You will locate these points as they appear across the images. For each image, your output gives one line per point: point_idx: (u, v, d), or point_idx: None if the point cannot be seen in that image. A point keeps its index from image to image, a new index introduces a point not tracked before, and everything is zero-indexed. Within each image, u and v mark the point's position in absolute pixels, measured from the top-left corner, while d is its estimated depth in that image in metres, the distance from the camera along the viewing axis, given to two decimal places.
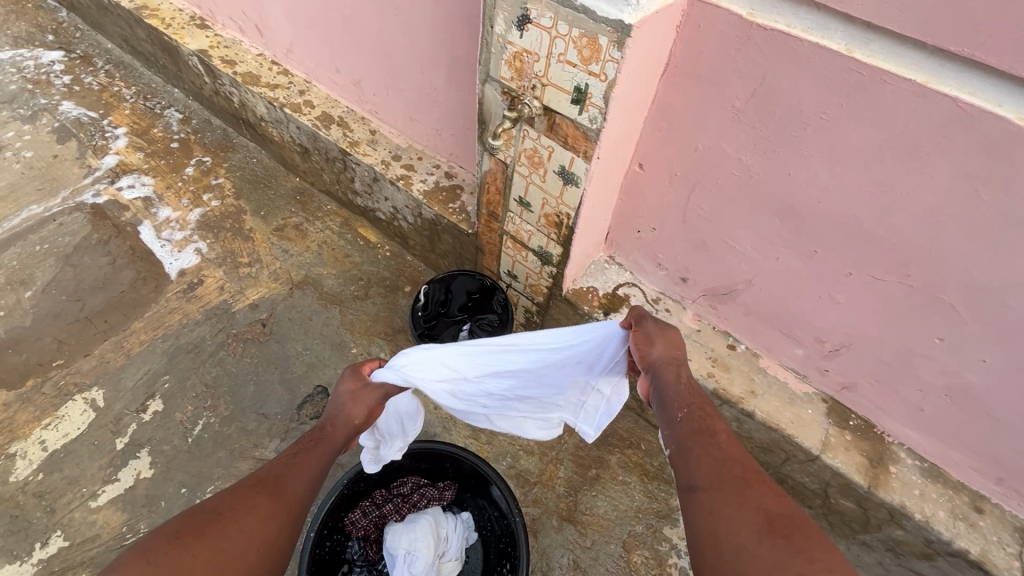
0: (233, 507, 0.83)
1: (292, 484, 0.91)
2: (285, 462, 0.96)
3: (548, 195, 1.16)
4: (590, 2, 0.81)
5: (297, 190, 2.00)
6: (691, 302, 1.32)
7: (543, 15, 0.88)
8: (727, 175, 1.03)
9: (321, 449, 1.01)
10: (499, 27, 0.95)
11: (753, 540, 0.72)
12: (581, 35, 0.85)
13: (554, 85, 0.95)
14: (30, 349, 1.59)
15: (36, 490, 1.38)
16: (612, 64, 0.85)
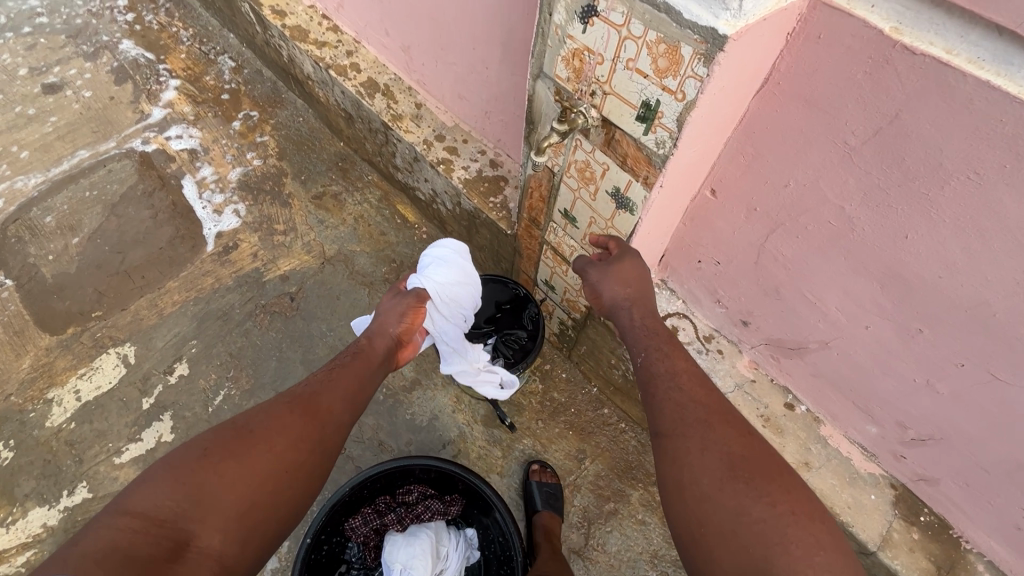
0: (263, 430, 0.94)
1: (322, 410, 1.01)
2: (320, 386, 1.05)
3: (597, 215, 1.00)
4: (676, 0, 0.62)
5: (340, 156, 1.91)
6: (749, 347, 1.14)
7: (614, 10, 0.69)
8: (821, 222, 0.83)
9: (355, 373, 1.10)
10: (558, 16, 0.77)
11: (716, 488, 0.80)
12: (659, 41, 0.67)
13: (617, 96, 0.77)
14: (73, 297, 1.63)
15: (68, 438, 1.43)
16: (694, 81, 0.67)
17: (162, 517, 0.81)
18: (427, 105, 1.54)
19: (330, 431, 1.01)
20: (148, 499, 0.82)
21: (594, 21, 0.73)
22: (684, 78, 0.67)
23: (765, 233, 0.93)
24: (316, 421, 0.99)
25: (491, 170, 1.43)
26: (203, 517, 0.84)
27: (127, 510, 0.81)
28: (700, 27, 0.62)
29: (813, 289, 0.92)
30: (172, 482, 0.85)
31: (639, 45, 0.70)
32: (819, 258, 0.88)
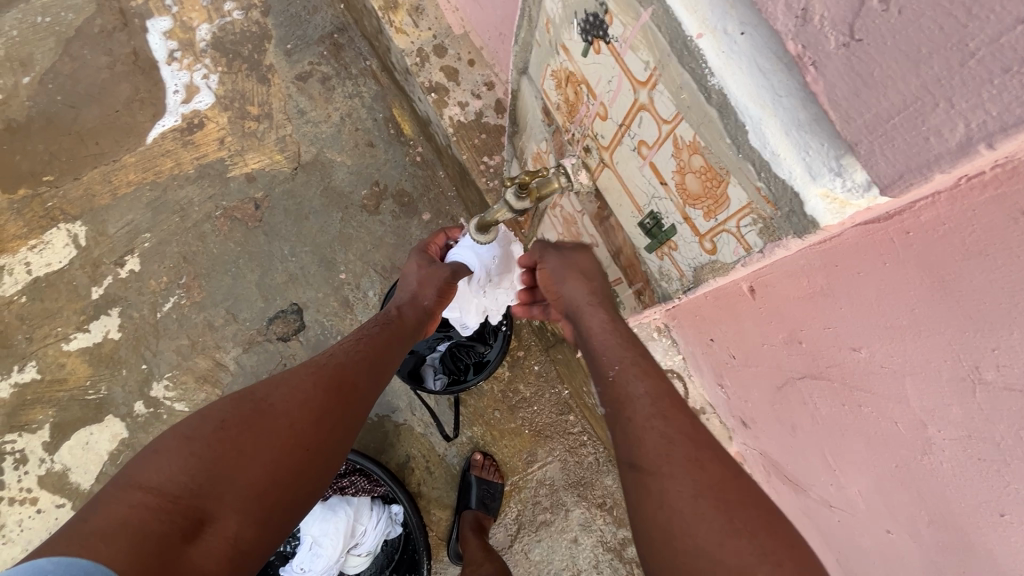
0: (284, 401, 0.69)
1: (349, 379, 0.75)
2: (346, 352, 0.79)
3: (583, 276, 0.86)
4: (740, 105, 0.41)
5: (337, 26, 1.51)
6: (741, 440, 0.92)
7: (638, 54, 0.47)
8: (885, 417, 0.55)
9: (385, 341, 0.84)
10: (565, 29, 0.56)
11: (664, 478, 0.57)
12: (695, 150, 0.48)
13: (616, 174, 0.61)
14: (24, 151, 1.44)
15: (19, 312, 1.38)
16: (729, 236, 0.50)
17: (176, 493, 0.59)
18: None
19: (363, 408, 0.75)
20: (159, 471, 0.60)
21: (601, 46, 0.52)
22: (720, 227, 0.50)
23: (801, 370, 0.65)
24: (347, 395, 0.73)
25: (495, 117, 1.09)
26: (221, 498, 0.61)
27: (137, 483, 0.59)
28: (769, 174, 0.42)
29: (838, 457, 0.67)
30: (181, 453, 0.61)
31: (664, 131, 0.50)
32: (860, 439, 0.61)
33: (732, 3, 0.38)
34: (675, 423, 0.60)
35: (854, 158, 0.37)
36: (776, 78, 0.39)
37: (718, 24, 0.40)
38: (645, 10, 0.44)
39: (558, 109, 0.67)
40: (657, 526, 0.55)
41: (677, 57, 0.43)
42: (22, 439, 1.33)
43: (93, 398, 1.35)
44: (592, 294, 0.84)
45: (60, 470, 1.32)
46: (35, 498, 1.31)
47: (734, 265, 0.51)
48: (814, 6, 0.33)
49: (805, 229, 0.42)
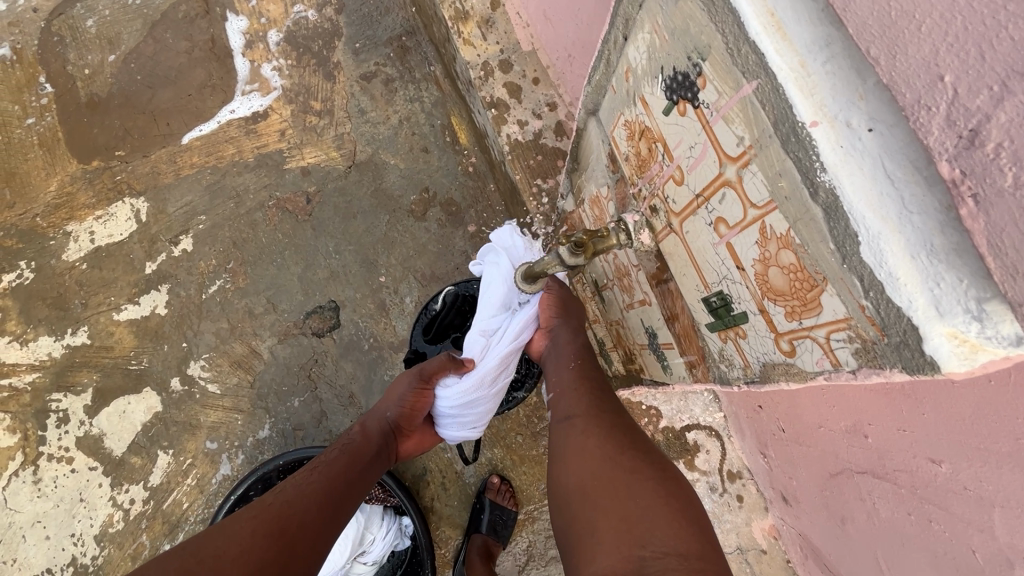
0: (213, 556, 0.62)
1: (292, 522, 0.68)
2: (297, 486, 0.74)
3: (628, 326, 0.81)
4: (852, 209, 0.34)
5: (407, 29, 1.52)
6: (777, 514, 0.85)
7: (732, 126, 0.43)
8: (960, 540, 0.48)
9: (340, 472, 0.79)
10: (648, 83, 0.53)
11: (591, 446, 0.65)
12: (786, 244, 0.41)
13: (686, 243, 0.56)
14: (102, 125, 1.51)
15: (79, 278, 1.45)
16: (811, 342, 0.43)
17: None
18: (505, 6, 1.10)
19: (311, 551, 0.67)
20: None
21: (687, 108, 0.48)
22: (804, 331, 0.43)
23: (861, 466, 0.59)
24: (291, 542, 0.66)
25: (554, 138, 1.05)
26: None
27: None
28: (881, 295, 0.34)
29: (895, 565, 0.60)
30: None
31: (751, 215, 0.44)
32: (926, 555, 0.54)
33: (862, 92, 0.34)
34: (609, 402, 0.73)
35: (1005, 303, 0.29)
36: (908, 190, 0.32)
37: (839, 113, 0.34)
38: (749, 81, 0.39)
39: (626, 160, 0.63)
40: (578, 484, 0.63)
41: (782, 142, 0.37)
42: (66, 399, 1.39)
43: (135, 369, 1.40)
44: (637, 349, 0.80)
45: (96, 434, 1.38)
46: (72, 458, 1.37)
47: (815, 376, 0.44)
48: (983, 128, 0.29)
49: (919, 368, 0.33)
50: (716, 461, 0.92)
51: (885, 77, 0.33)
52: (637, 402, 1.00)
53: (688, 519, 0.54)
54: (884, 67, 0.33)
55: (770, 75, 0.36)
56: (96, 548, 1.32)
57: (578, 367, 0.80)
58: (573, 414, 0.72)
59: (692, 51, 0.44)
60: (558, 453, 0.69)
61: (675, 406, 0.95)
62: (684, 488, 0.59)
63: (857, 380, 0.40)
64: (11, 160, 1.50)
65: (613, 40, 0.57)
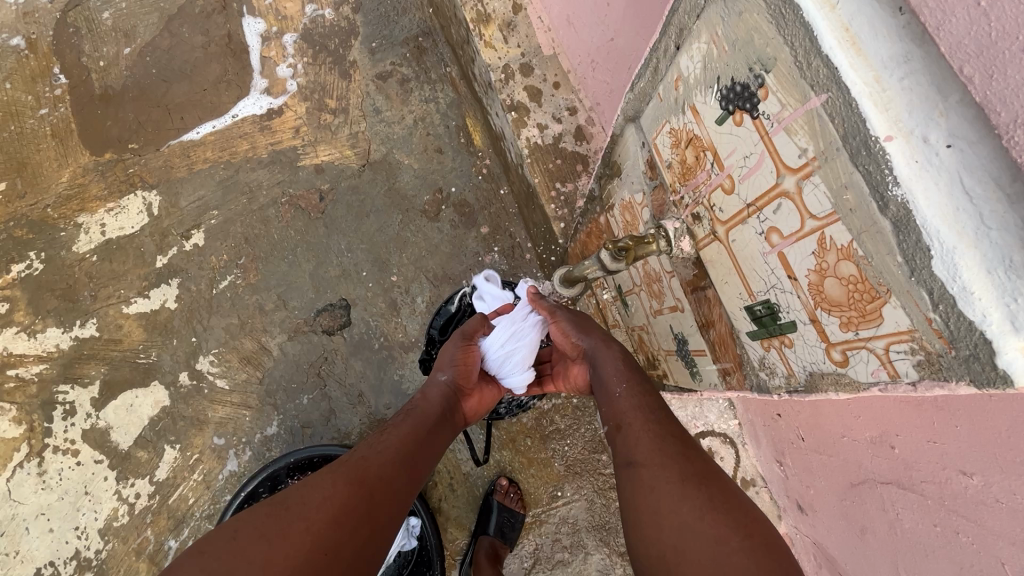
0: (300, 500, 0.61)
1: (371, 473, 0.66)
2: (377, 445, 0.71)
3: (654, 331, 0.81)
4: (927, 225, 0.34)
5: (423, 30, 1.53)
6: (790, 522, 0.86)
7: (794, 138, 0.43)
8: (988, 552, 0.49)
9: (415, 440, 0.74)
10: (701, 93, 0.54)
11: (668, 503, 0.59)
12: (847, 255, 0.42)
13: (732, 251, 0.56)
14: (116, 118, 1.51)
15: (88, 270, 1.45)
16: (865, 353, 0.43)
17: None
18: (528, 10, 1.10)
19: (391, 507, 0.65)
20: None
21: (743, 118, 0.49)
22: (859, 341, 0.43)
23: (885, 476, 0.59)
24: (371, 493, 0.64)
25: (573, 143, 1.06)
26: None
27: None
28: (951, 308, 0.34)
29: None
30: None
31: (809, 225, 0.45)
32: (950, 565, 0.55)
33: (943, 109, 0.34)
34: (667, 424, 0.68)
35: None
36: (988, 207, 0.32)
37: (917, 128, 0.34)
38: (818, 94, 0.39)
39: (668, 168, 0.64)
40: (655, 548, 0.57)
41: (852, 155, 0.38)
42: (73, 391, 1.39)
43: (143, 362, 1.40)
44: (663, 354, 0.81)
45: (103, 427, 1.37)
46: (77, 450, 1.36)
47: (868, 387, 0.44)
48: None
49: (989, 382, 0.33)
50: (730, 468, 0.93)
51: (977, 95, 0.34)
52: None
53: (780, 572, 0.51)
54: (978, 86, 0.34)
55: (843, 89, 0.37)
56: (100, 541, 1.32)
57: (630, 396, 0.72)
58: (633, 453, 0.66)
59: (754, 62, 0.45)
60: (626, 501, 0.64)
61: (691, 412, 0.96)
62: (775, 549, 0.53)
63: (916, 393, 0.40)
64: (23, 150, 1.50)
65: (663, 49, 0.58)
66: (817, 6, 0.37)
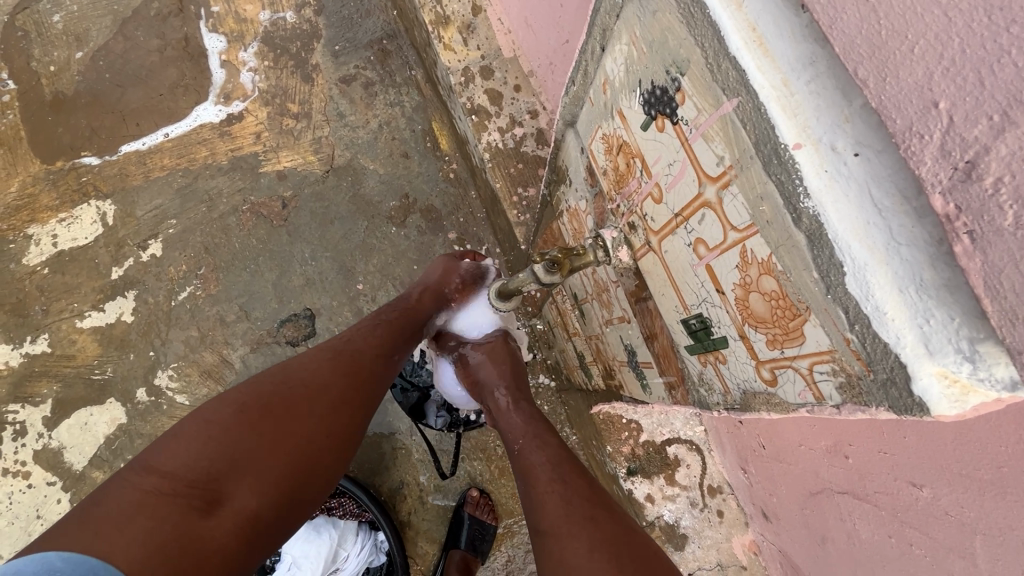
0: (300, 385, 0.71)
1: (364, 367, 0.77)
2: (361, 337, 0.81)
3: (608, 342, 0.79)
4: (838, 239, 0.33)
5: (388, 32, 1.50)
6: (758, 531, 0.84)
7: (711, 144, 0.42)
8: (940, 565, 0.48)
9: (404, 331, 0.86)
10: (626, 96, 0.52)
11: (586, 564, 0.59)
12: (767, 270, 0.40)
13: (665, 262, 0.54)
14: (67, 125, 1.46)
15: (39, 283, 1.39)
16: (792, 373, 0.42)
17: (193, 477, 0.60)
18: (487, 11, 1.08)
19: (356, 404, 0.73)
20: (176, 457, 0.61)
21: (665, 123, 0.47)
22: (786, 360, 0.42)
23: (842, 486, 0.58)
24: (331, 402, 0.71)
25: (534, 146, 1.03)
26: (239, 480, 0.62)
27: (154, 467, 0.60)
28: (867, 329, 0.34)
29: None
30: (202, 437, 0.63)
31: (731, 237, 0.43)
32: None
33: (848, 114, 0.33)
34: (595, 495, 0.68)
35: (998, 348, 0.28)
36: (895, 222, 0.32)
37: (823, 136, 0.34)
38: (730, 99, 0.38)
39: (604, 175, 0.62)
40: None
41: (764, 163, 0.37)
42: (24, 410, 1.33)
43: (98, 378, 1.35)
44: (617, 366, 0.78)
45: (55, 448, 1.31)
46: (28, 472, 1.31)
47: (796, 408, 0.43)
48: (982, 161, 0.28)
49: (907, 408, 0.33)
50: (696, 475, 0.91)
51: (873, 100, 0.32)
52: (615, 416, 0.96)
53: None
54: (873, 91, 0.32)
55: (751, 93, 0.36)
56: None
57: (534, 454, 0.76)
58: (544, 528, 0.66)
59: (670, 65, 0.44)
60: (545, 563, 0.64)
61: (655, 420, 0.93)
62: None
63: (841, 415, 0.40)
64: None
65: (591, 51, 0.56)
66: (724, 5, 0.37)
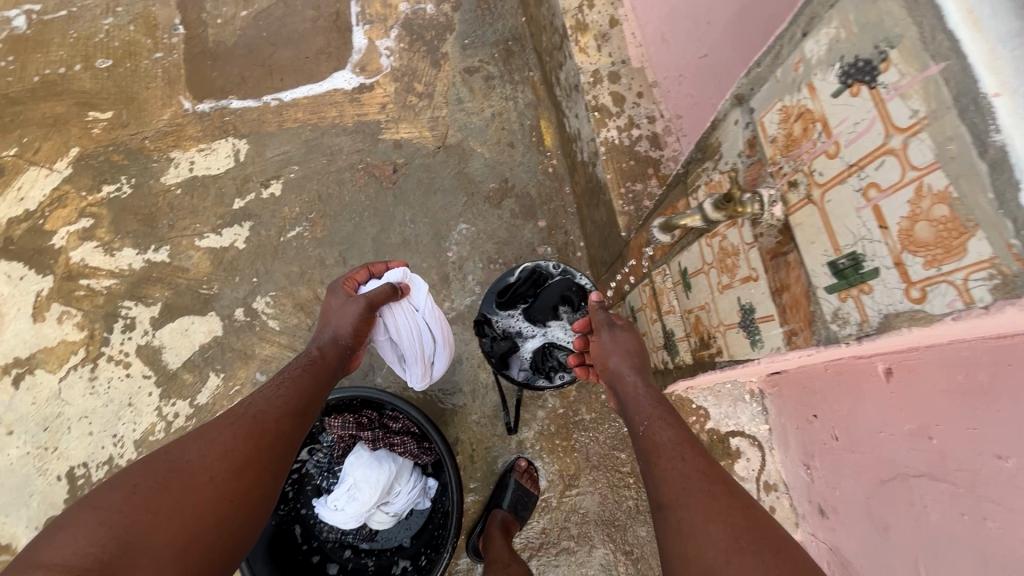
0: (199, 457, 0.80)
1: (269, 427, 0.86)
2: (267, 401, 0.90)
3: (712, 304, 0.74)
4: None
5: (514, 35, 1.65)
6: (809, 531, 0.89)
7: (905, 98, 0.41)
8: (1015, 536, 0.52)
9: (309, 386, 0.95)
10: (805, 50, 0.50)
11: (687, 472, 0.71)
12: (942, 199, 0.40)
13: (814, 208, 0.52)
14: (222, 71, 1.65)
15: (171, 201, 1.57)
16: (946, 289, 0.41)
17: (86, 565, 0.66)
18: (622, 25, 1.21)
19: (261, 470, 0.83)
20: (65, 550, 0.67)
21: (851, 83, 0.46)
22: (941, 278, 0.41)
23: (919, 470, 0.63)
24: (234, 471, 0.80)
25: (648, 147, 1.13)
26: (136, 565, 0.68)
27: (41, 564, 0.66)
28: None
29: (934, 570, 0.63)
30: (90, 526, 0.69)
31: (906, 174, 0.42)
32: (972, 557, 0.58)
33: None
34: (714, 493, 0.68)
35: None
36: None
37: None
38: (937, 61, 0.39)
39: (756, 137, 0.58)
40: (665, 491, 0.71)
41: (960, 107, 0.38)
42: (137, 308, 1.49)
43: (204, 292, 1.49)
44: (721, 330, 0.73)
45: (157, 346, 1.46)
46: (129, 363, 1.45)
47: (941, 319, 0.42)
48: None
49: None
50: (755, 469, 0.97)
51: None
52: (687, 400, 1.01)
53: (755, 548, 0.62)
54: None
55: (960, 53, 0.37)
56: (133, 451, 1.39)
57: (661, 432, 0.77)
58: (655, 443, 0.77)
59: (872, 26, 0.43)
60: (644, 470, 0.76)
61: (724, 411, 0.99)
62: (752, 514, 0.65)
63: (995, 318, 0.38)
64: (135, 85, 1.66)
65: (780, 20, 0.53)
66: None
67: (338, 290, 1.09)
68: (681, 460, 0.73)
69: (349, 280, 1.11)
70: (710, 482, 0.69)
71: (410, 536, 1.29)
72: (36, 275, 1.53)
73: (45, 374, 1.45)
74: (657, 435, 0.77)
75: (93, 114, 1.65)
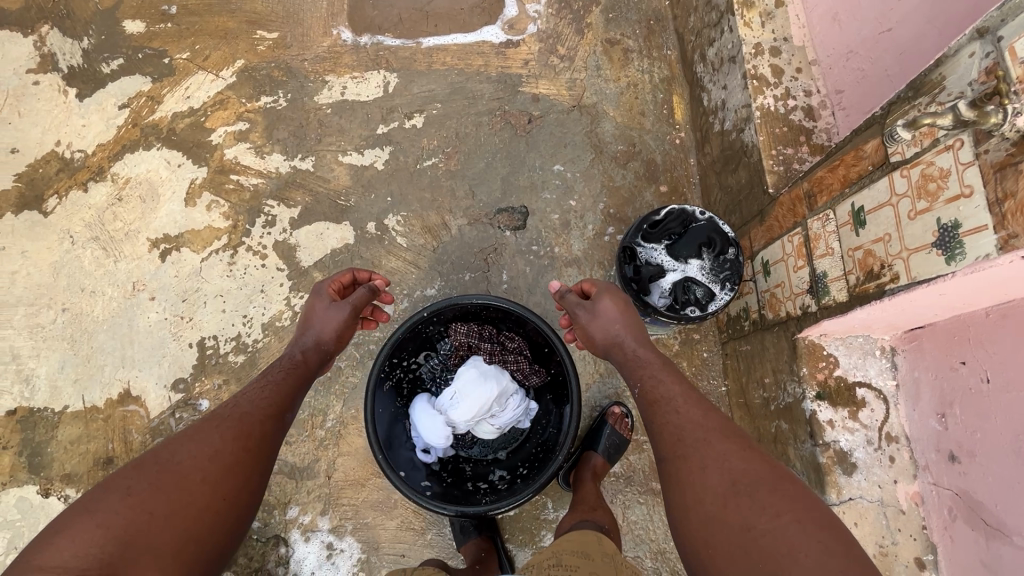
0: (188, 460, 0.84)
1: (255, 433, 0.92)
2: (252, 404, 0.96)
3: (895, 234, 0.81)
4: None
5: (656, 16, 1.75)
6: (930, 478, 0.95)
7: None
8: None
9: (289, 388, 1.01)
10: None
11: (688, 421, 0.89)
12: None
13: None
14: (381, 10, 1.79)
15: (321, 118, 1.70)
16: None
17: (88, 564, 0.69)
18: (788, 7, 1.29)
19: (251, 466, 0.89)
20: (64, 552, 0.70)
21: None
22: None
23: None
24: (223, 473, 0.85)
25: (802, 117, 1.21)
26: (136, 560, 0.73)
27: (40, 566, 0.68)
28: None
29: None
30: (87, 532, 0.72)
31: None
32: None
33: None
34: (716, 442, 0.85)
35: None
36: None
37: None
38: None
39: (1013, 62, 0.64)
40: (671, 441, 0.89)
41: None
42: (279, 208, 1.62)
43: (341, 204, 1.61)
44: (902, 256, 0.80)
45: (292, 244, 1.58)
46: (265, 255, 1.57)
47: None
48: None
49: None
50: (878, 420, 1.01)
51: None
52: (820, 347, 1.03)
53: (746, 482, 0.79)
54: None
55: None
56: (259, 332, 1.52)
57: (665, 388, 0.94)
58: (655, 398, 0.94)
59: None
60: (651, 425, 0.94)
61: (855, 364, 1.02)
62: (751, 459, 0.82)
63: None
64: (302, 11, 1.80)
65: None
66: None
67: (323, 296, 1.16)
68: (680, 411, 0.90)
69: (333, 285, 1.19)
70: (713, 433, 0.86)
71: (505, 451, 1.37)
72: (193, 165, 1.67)
73: (189, 253, 1.59)
74: (663, 389, 0.95)
75: (261, 33, 1.79)
